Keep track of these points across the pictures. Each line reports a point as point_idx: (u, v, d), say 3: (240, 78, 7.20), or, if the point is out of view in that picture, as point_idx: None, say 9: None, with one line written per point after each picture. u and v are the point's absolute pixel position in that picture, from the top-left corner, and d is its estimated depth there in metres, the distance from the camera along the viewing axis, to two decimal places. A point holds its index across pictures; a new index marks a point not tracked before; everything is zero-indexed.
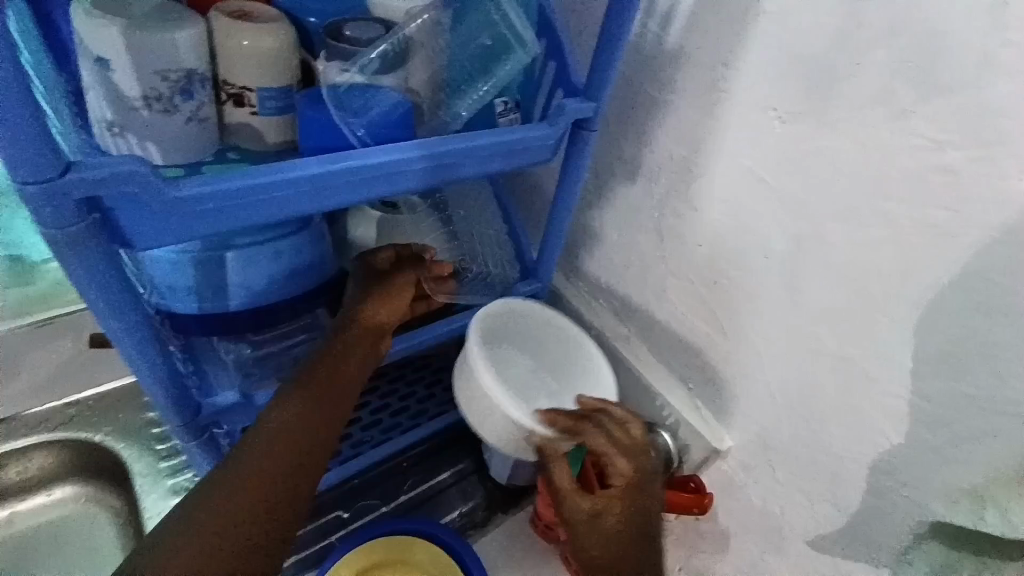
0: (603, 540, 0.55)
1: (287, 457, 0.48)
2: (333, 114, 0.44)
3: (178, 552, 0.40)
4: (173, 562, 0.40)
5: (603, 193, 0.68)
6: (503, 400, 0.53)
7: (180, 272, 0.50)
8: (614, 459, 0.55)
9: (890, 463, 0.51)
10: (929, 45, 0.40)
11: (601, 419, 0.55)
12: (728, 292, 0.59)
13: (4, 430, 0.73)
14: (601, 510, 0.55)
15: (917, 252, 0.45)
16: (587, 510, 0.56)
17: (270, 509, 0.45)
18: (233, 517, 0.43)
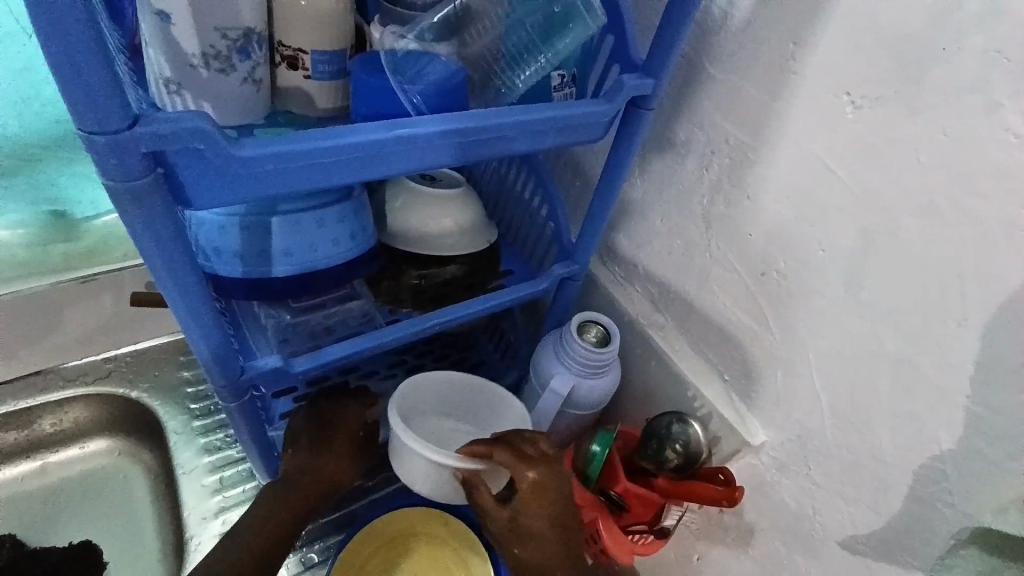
0: (530, 541, 0.58)
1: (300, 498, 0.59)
2: (390, 79, 0.42)
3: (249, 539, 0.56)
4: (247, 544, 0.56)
5: (649, 176, 0.67)
6: (416, 444, 0.54)
7: (228, 233, 0.50)
8: (523, 472, 0.55)
9: (940, 469, 0.50)
10: None
11: (512, 438, 0.57)
12: (778, 285, 0.58)
13: (40, 382, 0.75)
14: (518, 515, 0.57)
15: (994, 250, 0.43)
16: (508, 519, 0.57)
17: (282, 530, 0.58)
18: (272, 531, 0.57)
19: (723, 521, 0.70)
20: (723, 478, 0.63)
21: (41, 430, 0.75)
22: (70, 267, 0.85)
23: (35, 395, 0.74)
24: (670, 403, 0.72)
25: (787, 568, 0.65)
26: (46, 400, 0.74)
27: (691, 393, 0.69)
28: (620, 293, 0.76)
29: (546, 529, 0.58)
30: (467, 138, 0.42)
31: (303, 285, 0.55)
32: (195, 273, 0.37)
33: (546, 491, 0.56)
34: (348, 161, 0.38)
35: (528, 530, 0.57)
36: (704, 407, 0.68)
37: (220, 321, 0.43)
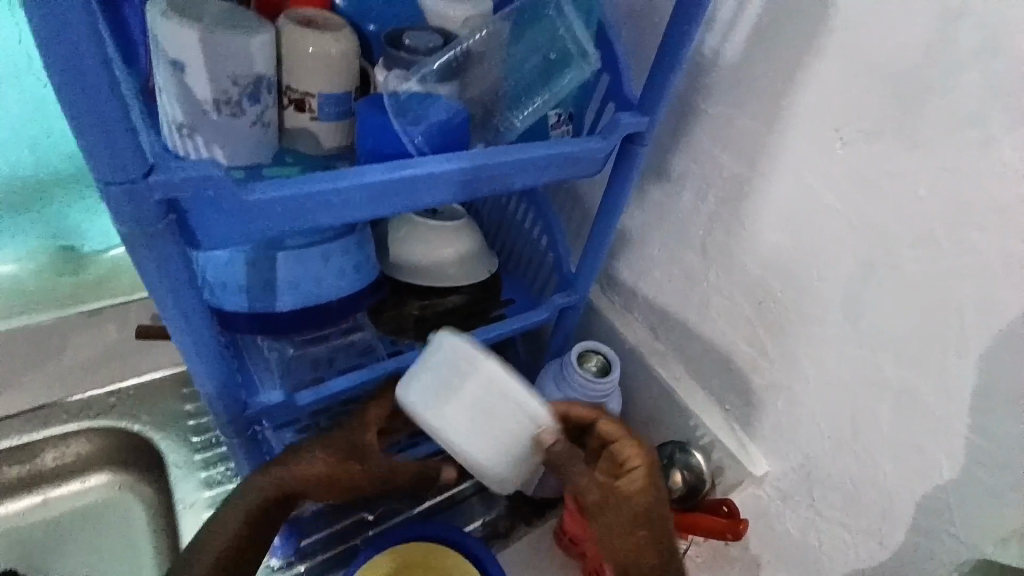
0: (623, 527, 0.50)
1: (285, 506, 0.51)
2: (393, 121, 0.44)
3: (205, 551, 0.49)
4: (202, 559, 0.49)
5: (647, 206, 0.68)
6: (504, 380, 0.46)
7: (235, 268, 0.52)
8: (624, 441, 0.55)
9: (943, 499, 0.50)
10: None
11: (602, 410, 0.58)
12: (776, 313, 0.58)
13: (43, 416, 0.75)
14: (627, 491, 0.51)
15: (988, 282, 0.44)
16: (615, 492, 0.51)
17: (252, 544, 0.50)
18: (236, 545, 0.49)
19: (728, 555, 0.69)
20: (727, 510, 0.63)
21: (43, 464, 0.75)
22: (77, 300, 0.86)
23: (39, 429, 0.74)
24: (672, 433, 0.72)
25: None
26: (49, 434, 0.74)
27: (693, 422, 0.69)
28: (620, 321, 0.76)
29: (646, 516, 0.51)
30: (472, 175, 0.44)
31: (307, 317, 0.56)
32: (204, 312, 0.38)
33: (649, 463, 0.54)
34: (351, 200, 0.39)
35: (632, 509, 0.50)
36: (706, 436, 0.67)
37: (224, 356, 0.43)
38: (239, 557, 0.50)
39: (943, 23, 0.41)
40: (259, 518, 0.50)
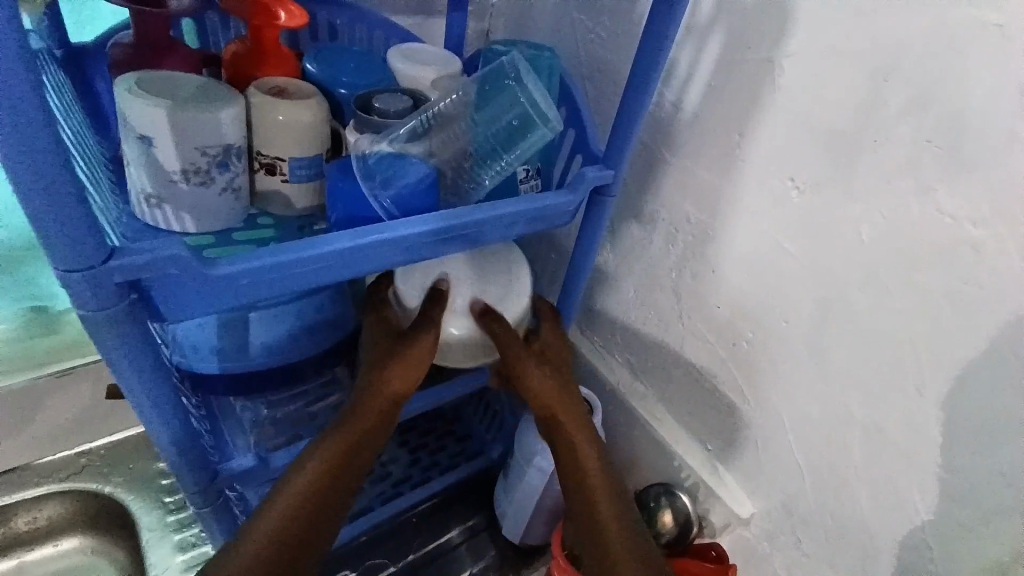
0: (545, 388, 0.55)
1: (331, 484, 0.47)
2: (362, 186, 0.44)
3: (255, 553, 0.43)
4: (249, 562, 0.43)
5: (619, 252, 0.69)
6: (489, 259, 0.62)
7: (206, 332, 0.51)
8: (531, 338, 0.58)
9: (922, 538, 0.50)
10: (953, 123, 0.41)
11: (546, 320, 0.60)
12: (749, 355, 0.59)
13: (14, 480, 0.73)
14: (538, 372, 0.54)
15: (942, 324, 0.45)
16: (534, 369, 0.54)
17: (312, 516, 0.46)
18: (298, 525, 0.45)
19: None
20: (715, 554, 0.63)
21: (16, 528, 0.72)
22: (41, 363, 0.82)
23: (11, 493, 0.72)
24: (656, 473, 0.72)
25: None
26: (21, 498, 0.72)
27: (677, 463, 0.69)
28: (600, 362, 0.77)
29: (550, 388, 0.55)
30: (444, 235, 0.44)
31: (281, 376, 0.56)
32: (167, 386, 0.38)
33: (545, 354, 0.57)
34: (322, 267, 0.39)
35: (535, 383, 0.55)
36: (690, 477, 0.67)
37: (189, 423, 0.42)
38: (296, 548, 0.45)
39: (876, 80, 0.43)
40: (315, 504, 0.46)
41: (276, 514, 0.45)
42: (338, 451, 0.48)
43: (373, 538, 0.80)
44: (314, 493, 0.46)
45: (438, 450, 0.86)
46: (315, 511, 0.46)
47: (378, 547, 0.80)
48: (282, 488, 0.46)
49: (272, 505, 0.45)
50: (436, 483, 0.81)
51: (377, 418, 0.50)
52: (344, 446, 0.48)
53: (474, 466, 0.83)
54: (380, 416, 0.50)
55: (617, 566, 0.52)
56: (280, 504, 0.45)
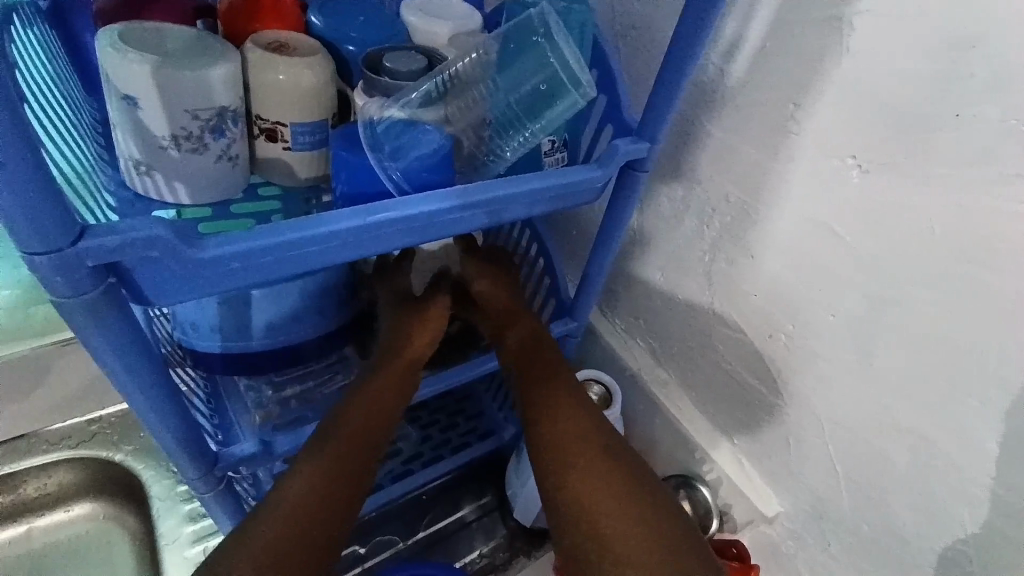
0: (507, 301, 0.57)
1: (347, 468, 0.44)
2: (369, 156, 0.40)
3: (262, 531, 0.39)
4: (250, 546, 0.38)
5: (647, 231, 0.65)
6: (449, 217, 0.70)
7: (205, 310, 0.48)
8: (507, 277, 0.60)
9: (963, 552, 0.47)
10: None
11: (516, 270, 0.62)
12: (785, 348, 0.55)
13: (24, 446, 0.74)
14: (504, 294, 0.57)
15: (1008, 332, 0.40)
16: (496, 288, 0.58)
17: (326, 496, 0.42)
18: (308, 504, 0.41)
19: None
20: (736, 551, 0.60)
21: (26, 494, 0.73)
22: (34, 334, 0.78)
23: (19, 459, 0.72)
24: (674, 464, 0.69)
25: None
26: (30, 465, 0.72)
27: (698, 456, 0.66)
28: (620, 346, 0.73)
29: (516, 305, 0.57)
30: (463, 212, 0.40)
31: (284, 356, 0.53)
32: (157, 375, 0.35)
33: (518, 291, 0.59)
34: (327, 248, 0.35)
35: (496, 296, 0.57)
36: (712, 471, 0.64)
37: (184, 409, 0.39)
38: (320, 545, 0.40)
39: (963, 45, 0.37)
40: (327, 489, 0.43)
41: (287, 497, 0.41)
42: (347, 434, 0.46)
43: (385, 514, 0.79)
44: (325, 476, 0.43)
45: (450, 428, 0.84)
46: (329, 497, 0.42)
47: (389, 523, 0.79)
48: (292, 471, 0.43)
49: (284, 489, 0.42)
50: (451, 460, 0.79)
51: (383, 405, 0.49)
52: (352, 431, 0.46)
53: (487, 447, 0.81)
54: (386, 400, 0.49)
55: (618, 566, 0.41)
56: (288, 490, 0.42)
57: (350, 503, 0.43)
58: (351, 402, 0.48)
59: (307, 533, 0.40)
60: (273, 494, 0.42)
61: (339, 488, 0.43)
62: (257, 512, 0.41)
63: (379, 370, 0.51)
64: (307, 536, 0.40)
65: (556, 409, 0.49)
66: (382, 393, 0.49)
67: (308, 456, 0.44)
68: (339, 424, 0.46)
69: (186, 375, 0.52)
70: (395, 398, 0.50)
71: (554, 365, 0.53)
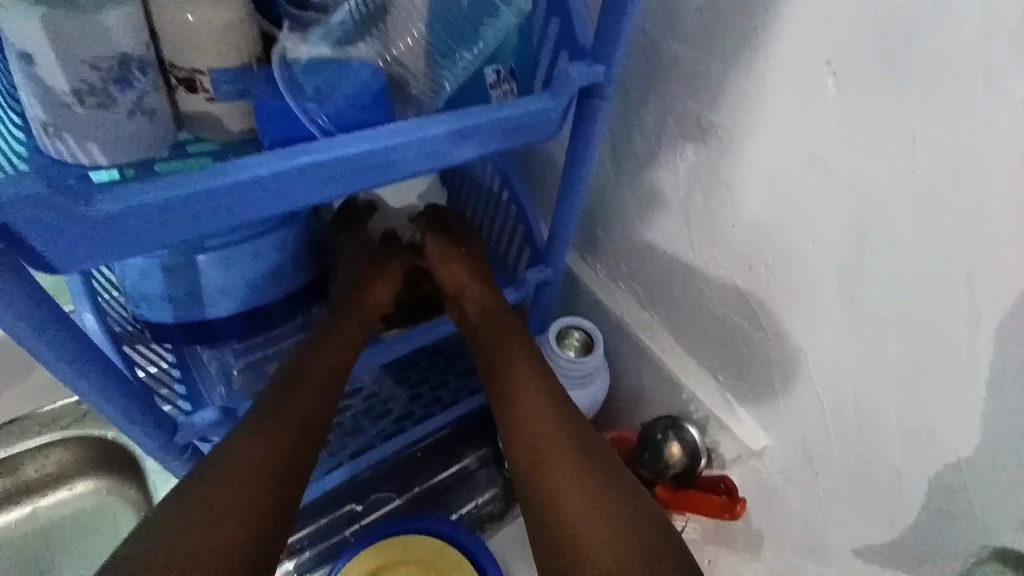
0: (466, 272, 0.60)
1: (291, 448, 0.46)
2: (288, 99, 0.37)
3: (207, 510, 0.41)
4: (192, 525, 0.40)
5: (620, 168, 0.61)
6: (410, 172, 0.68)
7: (152, 279, 0.47)
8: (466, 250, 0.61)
9: (957, 478, 0.44)
10: None
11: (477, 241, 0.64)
12: (767, 280, 0.52)
13: (17, 430, 0.74)
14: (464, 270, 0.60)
15: (992, 245, 0.37)
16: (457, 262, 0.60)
17: (271, 475, 0.44)
18: (251, 479, 0.43)
19: (730, 526, 0.66)
20: (725, 487, 0.61)
21: (27, 476, 0.75)
22: None
23: (14, 443, 0.73)
24: (662, 406, 0.68)
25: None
26: (25, 447, 0.74)
27: (685, 396, 0.64)
28: (603, 291, 0.71)
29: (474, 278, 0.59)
30: (416, 147, 0.38)
31: (248, 322, 0.52)
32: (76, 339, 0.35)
33: (479, 265, 0.61)
34: (247, 197, 0.34)
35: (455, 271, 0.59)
36: (699, 410, 0.63)
37: (120, 374, 0.40)
38: (265, 521, 0.42)
39: None
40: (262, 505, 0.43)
41: (216, 520, 0.41)
42: (275, 447, 0.45)
43: (380, 472, 0.80)
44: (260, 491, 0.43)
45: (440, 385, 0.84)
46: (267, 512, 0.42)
47: (384, 480, 0.80)
48: (238, 445, 0.45)
49: (232, 467, 0.43)
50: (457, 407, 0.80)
51: (318, 406, 0.49)
52: (278, 447, 0.45)
53: (477, 401, 0.81)
54: (317, 405, 0.49)
55: (573, 554, 0.43)
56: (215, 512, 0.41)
57: (285, 516, 0.43)
58: (273, 412, 0.47)
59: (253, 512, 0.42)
60: (220, 469, 0.43)
61: (283, 467, 0.45)
62: (201, 484, 0.42)
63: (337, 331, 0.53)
64: (251, 516, 0.42)
65: (518, 396, 0.53)
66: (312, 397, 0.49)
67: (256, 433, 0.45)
68: (264, 436, 0.45)
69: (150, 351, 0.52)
70: (331, 394, 0.50)
71: (504, 343, 0.56)
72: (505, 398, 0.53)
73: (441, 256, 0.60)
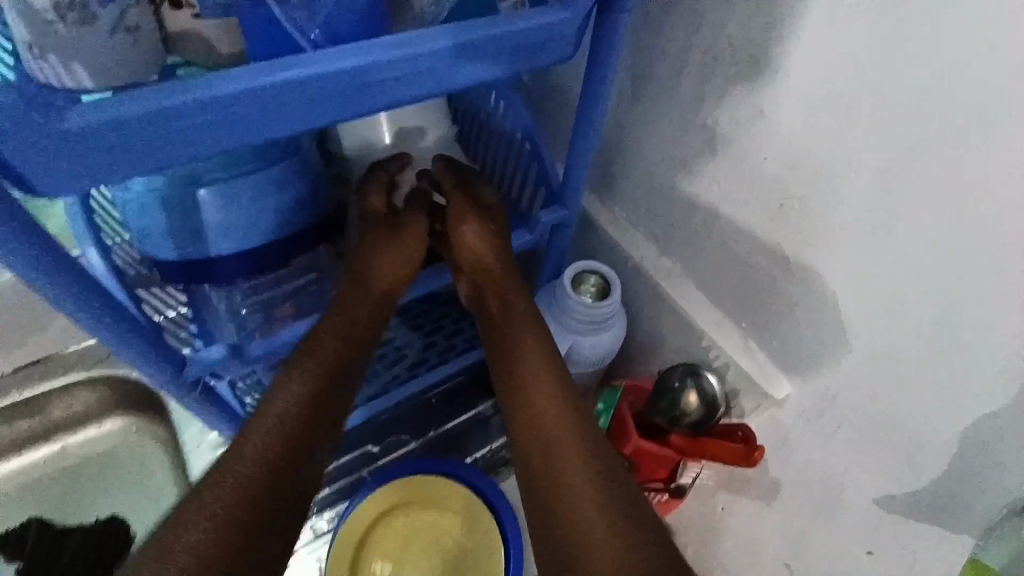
0: (483, 240, 0.57)
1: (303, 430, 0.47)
2: (273, 8, 0.35)
3: (219, 486, 0.42)
4: (204, 508, 0.41)
5: (642, 99, 0.57)
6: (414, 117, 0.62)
7: (151, 214, 0.46)
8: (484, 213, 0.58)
9: (994, 427, 0.42)
10: None
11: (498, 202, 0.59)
12: (799, 217, 0.49)
13: (42, 370, 0.78)
14: (479, 237, 0.57)
15: None
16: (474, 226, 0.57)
17: (283, 455, 0.45)
18: (257, 460, 0.44)
19: (745, 474, 0.65)
20: (742, 435, 0.59)
21: (53, 415, 0.78)
22: None
23: (40, 381, 0.77)
24: (681, 354, 0.66)
25: (813, 526, 0.59)
26: (52, 386, 0.77)
27: (705, 343, 0.62)
28: (621, 235, 0.68)
29: (489, 249, 0.57)
30: (401, 68, 0.35)
31: (252, 262, 0.50)
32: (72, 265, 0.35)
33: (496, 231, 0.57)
34: (231, 116, 0.32)
35: (471, 238, 0.57)
36: (720, 358, 0.61)
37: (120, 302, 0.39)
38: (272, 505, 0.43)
39: None
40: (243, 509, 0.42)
41: (201, 516, 0.40)
42: (281, 442, 0.46)
43: (395, 416, 0.81)
44: (245, 495, 0.42)
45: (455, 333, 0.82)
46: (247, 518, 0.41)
47: (396, 425, 0.81)
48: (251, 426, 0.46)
49: (247, 445, 0.45)
50: (466, 356, 0.79)
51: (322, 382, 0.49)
52: (286, 434, 0.46)
53: None
54: (317, 403, 0.48)
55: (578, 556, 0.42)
56: (201, 507, 0.41)
57: (291, 511, 0.44)
58: (280, 403, 0.47)
59: (257, 498, 0.43)
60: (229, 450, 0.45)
61: (293, 451, 0.46)
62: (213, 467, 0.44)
63: (346, 304, 0.53)
64: (259, 502, 0.43)
65: (528, 382, 0.52)
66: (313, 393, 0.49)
67: (266, 417, 0.46)
68: (274, 425, 0.46)
69: (159, 297, 0.51)
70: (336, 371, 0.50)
71: (514, 322, 0.55)
72: (518, 381, 0.52)
73: (457, 218, 0.57)
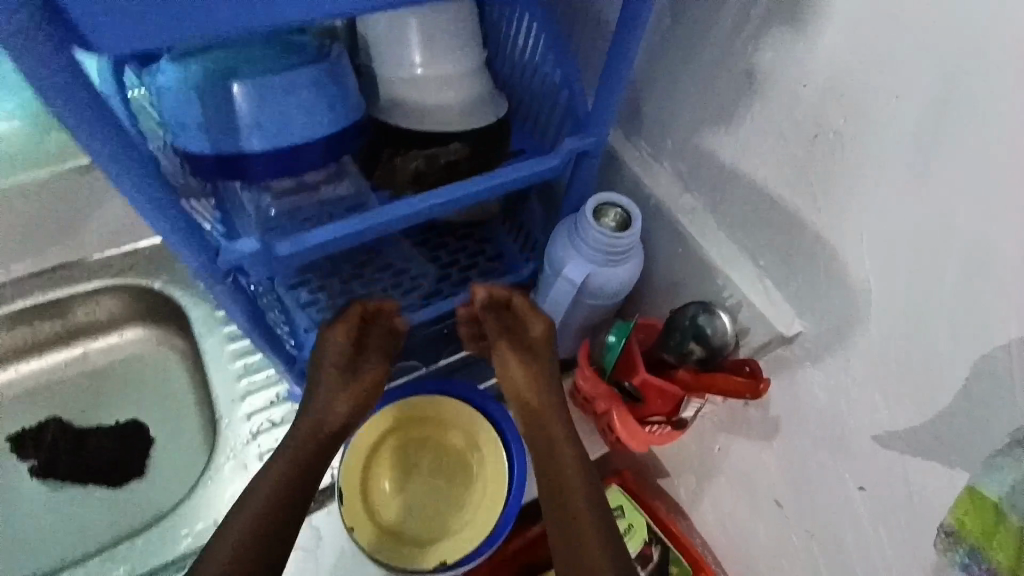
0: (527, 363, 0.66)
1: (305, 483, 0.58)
2: None
3: (262, 494, 0.55)
4: (246, 510, 0.54)
5: (681, 24, 0.56)
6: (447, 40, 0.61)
7: (187, 103, 0.47)
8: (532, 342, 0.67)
9: (1004, 361, 0.42)
10: None
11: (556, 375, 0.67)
12: (833, 149, 0.48)
13: (66, 275, 0.79)
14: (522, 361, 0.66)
15: None
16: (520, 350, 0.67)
17: (294, 494, 0.57)
18: (284, 488, 0.56)
19: (747, 412, 0.67)
20: (748, 370, 0.61)
21: (76, 320, 0.81)
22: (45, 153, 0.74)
23: (63, 285, 0.79)
24: (695, 292, 0.67)
25: (810, 461, 0.61)
26: (74, 290, 0.79)
27: (720, 282, 0.63)
28: (644, 171, 0.68)
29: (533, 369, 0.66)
30: None
31: (281, 164, 0.50)
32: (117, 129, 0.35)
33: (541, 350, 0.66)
34: None
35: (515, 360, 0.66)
36: (733, 296, 0.62)
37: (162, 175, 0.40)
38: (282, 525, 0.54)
39: None
40: (288, 494, 0.56)
41: (258, 499, 0.55)
42: (293, 482, 0.57)
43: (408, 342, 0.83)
44: (293, 479, 0.57)
45: (469, 266, 0.82)
46: (288, 499, 0.56)
47: (408, 350, 0.83)
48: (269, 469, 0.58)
49: (267, 480, 0.57)
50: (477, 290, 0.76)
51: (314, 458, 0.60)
52: (298, 481, 0.58)
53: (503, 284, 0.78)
54: (306, 467, 0.59)
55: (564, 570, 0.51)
56: (259, 495, 0.55)
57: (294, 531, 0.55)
58: (298, 459, 0.59)
59: (282, 514, 0.55)
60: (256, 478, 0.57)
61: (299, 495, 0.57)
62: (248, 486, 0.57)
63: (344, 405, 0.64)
64: (282, 516, 0.54)
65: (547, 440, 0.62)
66: (318, 433, 0.62)
67: (285, 459, 0.59)
68: (294, 466, 0.58)
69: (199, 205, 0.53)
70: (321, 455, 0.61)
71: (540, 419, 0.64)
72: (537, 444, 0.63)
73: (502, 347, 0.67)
